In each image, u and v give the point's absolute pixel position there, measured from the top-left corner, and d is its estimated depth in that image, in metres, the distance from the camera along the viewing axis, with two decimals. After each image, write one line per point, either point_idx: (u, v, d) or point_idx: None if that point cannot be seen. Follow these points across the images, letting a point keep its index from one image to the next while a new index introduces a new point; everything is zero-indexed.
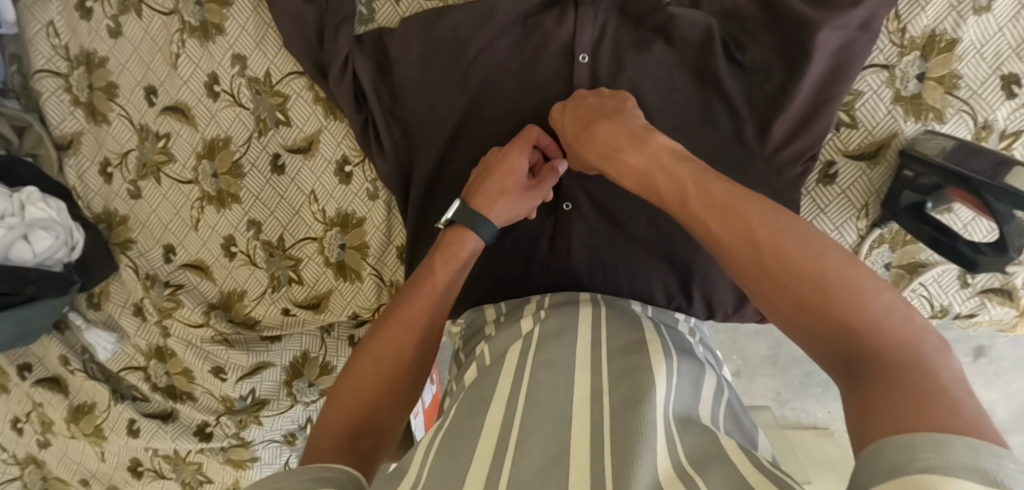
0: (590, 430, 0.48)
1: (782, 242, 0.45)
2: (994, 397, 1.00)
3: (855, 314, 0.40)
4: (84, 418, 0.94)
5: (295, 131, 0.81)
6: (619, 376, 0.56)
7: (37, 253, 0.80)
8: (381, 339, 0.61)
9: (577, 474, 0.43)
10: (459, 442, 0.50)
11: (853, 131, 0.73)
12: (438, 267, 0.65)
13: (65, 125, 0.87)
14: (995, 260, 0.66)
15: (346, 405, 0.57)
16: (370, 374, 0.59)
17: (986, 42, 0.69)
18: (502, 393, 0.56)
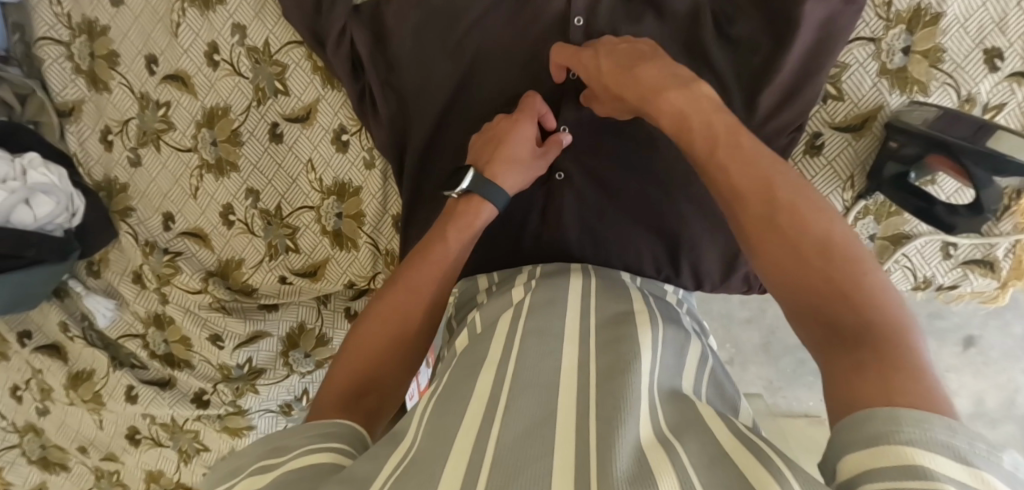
0: (577, 394, 0.50)
1: (789, 211, 0.47)
2: (979, 377, 1.02)
3: (844, 283, 0.43)
4: (84, 384, 0.95)
5: (293, 100, 0.82)
6: (606, 344, 0.57)
7: (38, 217, 0.82)
8: (393, 302, 0.63)
9: (562, 430, 0.45)
10: (449, 407, 0.52)
11: (839, 103, 0.75)
12: (451, 235, 0.66)
13: (66, 93, 0.88)
14: (970, 221, 0.69)
15: (353, 364, 0.60)
16: (379, 334, 0.61)
17: (970, 16, 0.71)
18: (493, 359, 0.57)
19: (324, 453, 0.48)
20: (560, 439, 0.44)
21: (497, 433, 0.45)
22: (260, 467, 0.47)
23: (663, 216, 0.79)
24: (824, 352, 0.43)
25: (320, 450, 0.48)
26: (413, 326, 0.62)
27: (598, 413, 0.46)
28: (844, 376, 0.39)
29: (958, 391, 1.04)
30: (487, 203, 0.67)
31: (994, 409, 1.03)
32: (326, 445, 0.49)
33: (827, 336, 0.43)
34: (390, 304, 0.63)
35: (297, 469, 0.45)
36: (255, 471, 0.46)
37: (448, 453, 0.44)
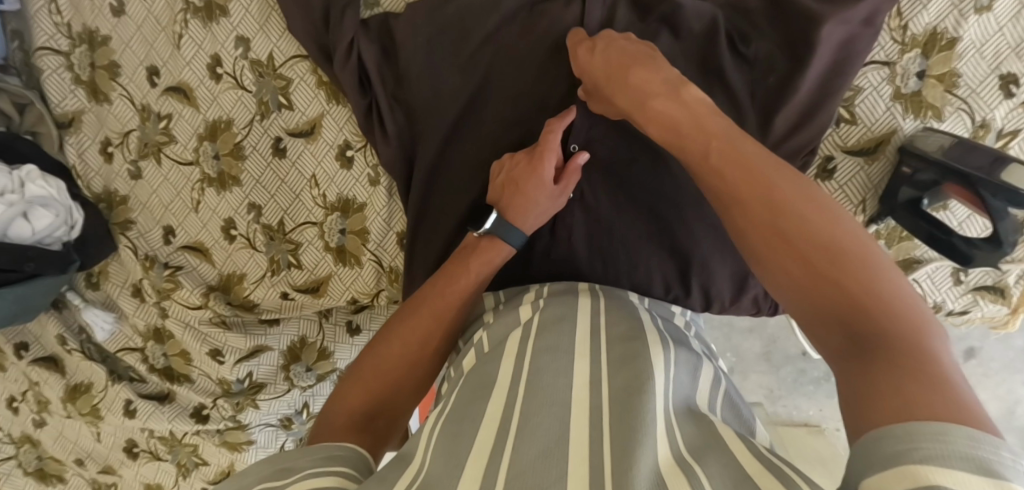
0: (590, 415, 0.49)
1: (803, 215, 0.45)
2: (982, 394, 1.02)
3: (865, 295, 0.41)
4: (81, 398, 0.94)
5: (297, 115, 0.81)
6: (619, 363, 0.56)
7: (36, 231, 0.80)
8: (409, 327, 0.63)
9: (576, 458, 0.44)
10: (458, 429, 0.51)
11: (852, 127, 0.74)
12: (472, 269, 0.66)
13: (66, 104, 0.87)
14: (989, 255, 0.66)
15: (366, 383, 0.61)
16: (393, 356, 0.62)
17: (986, 41, 0.70)
18: (502, 380, 0.56)
19: (329, 475, 0.46)
20: (575, 470, 0.42)
21: (508, 462, 0.44)
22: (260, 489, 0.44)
23: (671, 240, 0.78)
24: (843, 366, 0.40)
25: (325, 474, 0.46)
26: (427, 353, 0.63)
27: (614, 439, 0.45)
28: (862, 393, 0.37)
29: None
30: (506, 244, 0.68)
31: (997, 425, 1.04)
32: (331, 469, 0.47)
33: (846, 351, 0.40)
34: (406, 327, 0.63)
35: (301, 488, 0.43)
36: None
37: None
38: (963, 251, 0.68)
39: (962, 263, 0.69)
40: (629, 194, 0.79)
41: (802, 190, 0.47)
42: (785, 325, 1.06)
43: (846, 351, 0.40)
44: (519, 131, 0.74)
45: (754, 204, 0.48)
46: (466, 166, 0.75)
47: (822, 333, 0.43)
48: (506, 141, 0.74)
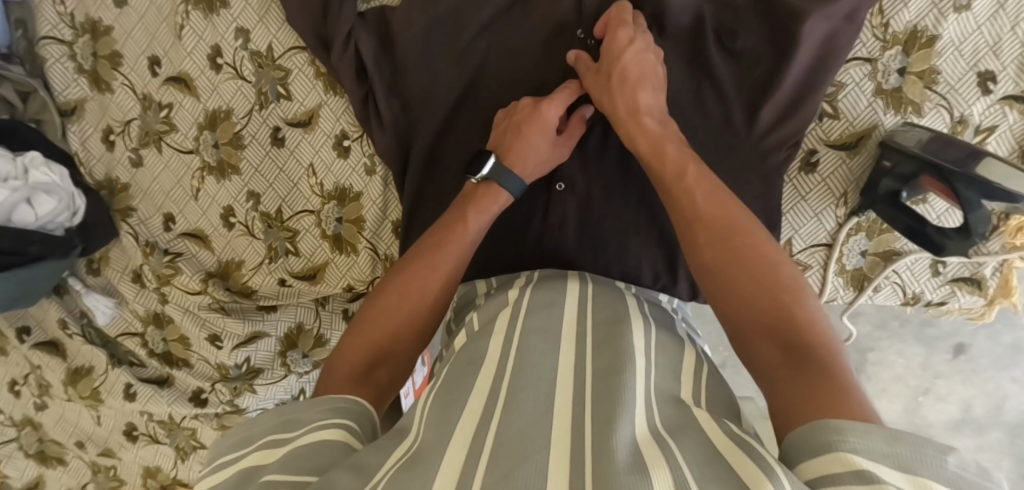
0: (575, 392, 0.51)
1: (740, 242, 0.56)
2: (967, 385, 1.04)
3: (785, 308, 0.52)
4: (82, 381, 0.96)
5: (295, 105, 0.83)
6: (603, 343, 0.59)
7: (39, 216, 0.82)
8: (409, 279, 0.65)
9: (559, 427, 0.46)
10: (448, 405, 0.52)
11: (835, 121, 0.76)
12: (470, 218, 0.68)
13: (68, 92, 0.88)
14: (959, 244, 0.70)
15: (365, 336, 0.63)
16: (392, 308, 0.64)
17: (965, 39, 0.72)
18: (491, 359, 0.58)
19: (335, 429, 0.50)
20: (557, 439, 0.45)
21: (496, 431, 0.46)
22: (272, 440, 0.50)
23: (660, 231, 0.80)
24: (771, 367, 0.50)
25: (332, 426, 0.51)
26: (424, 305, 0.65)
27: (594, 412, 0.48)
28: (795, 388, 0.47)
29: (946, 397, 1.06)
30: (502, 190, 0.69)
31: (981, 416, 1.05)
32: (337, 422, 0.52)
33: (780, 362, 0.50)
34: (404, 278, 0.66)
35: (309, 444, 0.48)
36: (268, 444, 0.49)
37: (446, 452, 0.45)
38: (936, 241, 0.72)
39: (935, 252, 0.72)
40: (619, 185, 0.81)
41: (732, 216, 0.58)
42: None
43: (778, 355, 0.50)
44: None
45: (694, 230, 0.59)
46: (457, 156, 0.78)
47: (756, 342, 0.52)
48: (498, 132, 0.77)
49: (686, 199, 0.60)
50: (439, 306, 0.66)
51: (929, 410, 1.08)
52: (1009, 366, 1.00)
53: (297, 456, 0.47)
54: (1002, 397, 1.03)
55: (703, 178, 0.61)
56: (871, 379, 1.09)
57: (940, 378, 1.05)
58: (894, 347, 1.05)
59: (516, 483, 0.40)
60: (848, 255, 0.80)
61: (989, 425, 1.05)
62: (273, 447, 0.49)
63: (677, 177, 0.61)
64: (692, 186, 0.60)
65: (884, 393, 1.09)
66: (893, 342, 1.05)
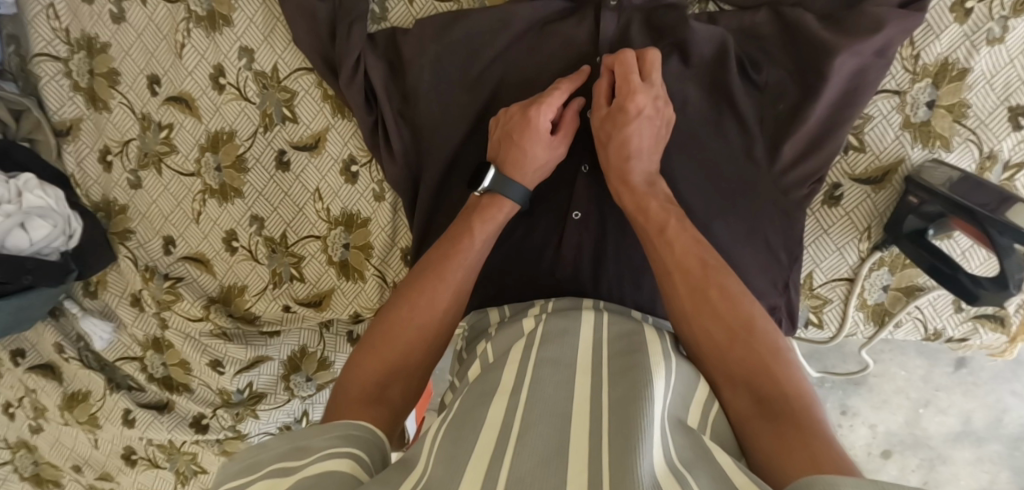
0: (592, 425, 0.49)
1: (713, 292, 0.58)
2: (968, 397, 1.01)
3: (760, 362, 0.54)
4: (79, 406, 0.93)
5: (301, 128, 0.80)
6: (619, 371, 0.55)
7: (34, 241, 0.79)
8: (418, 290, 0.62)
9: (574, 467, 0.44)
10: (461, 433, 0.50)
11: (860, 155, 0.74)
12: (476, 228, 0.65)
13: (64, 111, 0.85)
14: (995, 295, 0.67)
15: (375, 353, 0.59)
16: (404, 321, 0.60)
17: (997, 72, 0.70)
18: (504, 388, 0.55)
19: (347, 461, 0.46)
20: (573, 480, 0.43)
21: (508, 471, 0.44)
22: (276, 469, 0.45)
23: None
24: (749, 420, 0.52)
25: (343, 458, 0.46)
26: (437, 317, 0.61)
27: (612, 444, 0.45)
28: (771, 444, 0.49)
29: (947, 409, 1.02)
30: (508, 199, 0.67)
31: (981, 429, 1.02)
32: (348, 452, 0.47)
33: (756, 414, 0.52)
34: (412, 290, 0.62)
35: (319, 477, 0.43)
36: (273, 473, 0.44)
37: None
38: (970, 289, 0.69)
39: (968, 300, 0.69)
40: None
41: (706, 266, 0.60)
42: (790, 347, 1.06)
43: (752, 409, 0.53)
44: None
45: (668, 282, 0.61)
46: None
47: (732, 394, 0.55)
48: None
49: (664, 251, 0.62)
50: (453, 316, 0.63)
51: (935, 428, 1.04)
52: (1010, 378, 0.99)
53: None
54: (1002, 410, 1.00)
55: (683, 231, 0.62)
56: (872, 391, 1.05)
57: (941, 391, 1.02)
58: (897, 359, 1.03)
59: None
60: (869, 289, 0.78)
61: (989, 437, 1.02)
62: (278, 478, 0.44)
63: (659, 232, 0.62)
64: (670, 238, 0.62)
65: (886, 405, 1.05)
66: (896, 354, 1.03)
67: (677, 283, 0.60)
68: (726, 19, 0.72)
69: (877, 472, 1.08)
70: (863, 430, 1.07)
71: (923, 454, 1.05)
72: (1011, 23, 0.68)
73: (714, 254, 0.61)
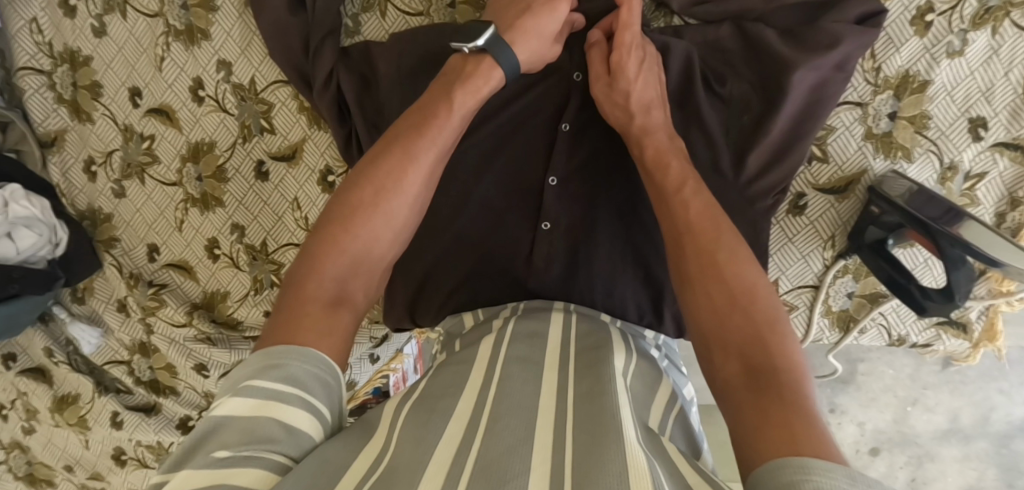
0: (555, 416, 0.50)
1: (723, 257, 0.51)
2: (955, 396, 1.01)
3: (756, 331, 0.46)
4: (69, 409, 0.96)
5: (279, 139, 0.81)
6: (585, 367, 0.58)
7: (21, 249, 0.81)
8: (385, 171, 0.57)
9: (539, 452, 0.45)
10: (428, 417, 0.51)
11: (823, 165, 0.75)
12: (456, 99, 0.62)
13: (49, 123, 0.87)
14: (942, 306, 0.69)
15: (332, 236, 0.54)
16: (356, 225, 0.55)
17: (957, 84, 0.71)
18: (473, 382, 0.57)
19: (310, 420, 0.44)
20: (538, 465, 0.43)
21: (477, 451, 0.45)
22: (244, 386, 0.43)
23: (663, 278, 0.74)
24: (735, 395, 0.44)
25: (309, 414, 0.44)
26: (391, 230, 0.57)
27: (575, 433, 0.47)
28: (749, 416, 0.41)
29: (934, 408, 1.02)
30: (496, 67, 0.65)
31: (968, 426, 1.02)
32: (317, 407, 0.45)
33: (743, 387, 0.44)
34: (370, 183, 0.57)
35: (278, 431, 0.42)
36: (239, 393, 0.42)
37: (428, 459, 0.44)
38: (918, 300, 0.70)
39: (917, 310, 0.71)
40: (610, 217, 0.75)
41: (718, 226, 0.53)
42: None
43: (744, 375, 0.44)
44: (507, 168, 0.78)
45: (677, 241, 0.54)
46: (449, 200, 0.79)
47: (724, 358, 0.46)
48: (486, 173, 0.79)
49: (679, 211, 0.56)
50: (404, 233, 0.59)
51: (917, 419, 1.04)
52: (997, 377, 0.99)
53: (259, 445, 0.40)
54: (990, 408, 1.00)
55: (699, 194, 0.57)
56: (860, 390, 1.05)
57: (929, 389, 1.02)
58: (885, 358, 1.02)
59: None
60: (834, 296, 0.80)
61: (977, 436, 1.02)
62: (243, 403, 0.42)
63: (676, 190, 0.58)
64: (687, 198, 0.57)
65: (872, 404, 1.05)
66: (884, 353, 1.02)
67: (693, 245, 0.53)
68: (691, 33, 0.74)
69: (862, 468, 1.09)
70: (850, 428, 1.08)
71: (911, 451, 1.06)
72: (971, 36, 0.69)
73: (728, 220, 0.54)
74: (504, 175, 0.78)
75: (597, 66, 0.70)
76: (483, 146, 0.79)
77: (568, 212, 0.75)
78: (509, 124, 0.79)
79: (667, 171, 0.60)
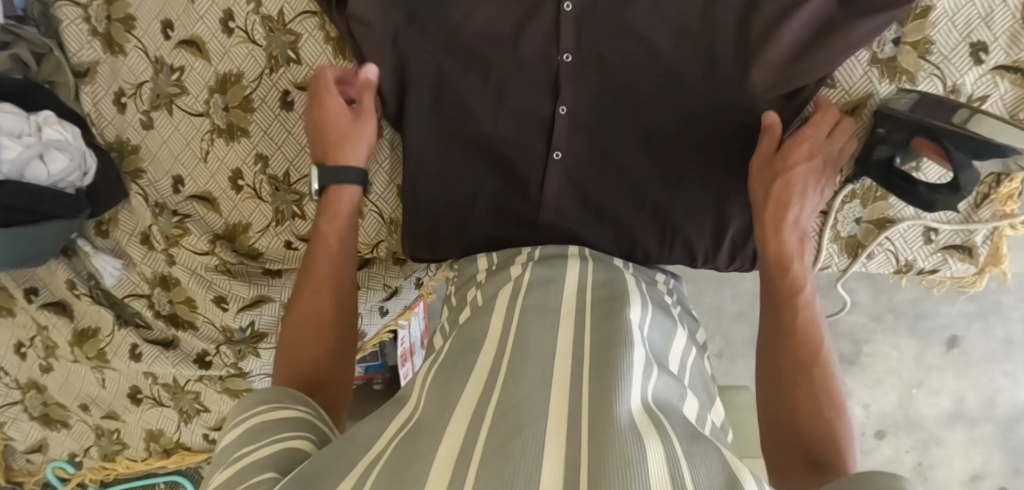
0: (572, 371, 0.51)
1: (805, 337, 0.63)
2: (960, 378, 1.13)
3: (804, 363, 0.62)
4: (89, 341, 0.98)
5: (305, 69, 0.83)
6: (600, 316, 0.60)
7: (52, 174, 0.83)
8: (304, 321, 0.75)
9: (559, 394, 0.47)
10: (448, 386, 0.54)
11: (831, 90, 0.78)
12: (328, 233, 0.78)
13: (82, 54, 0.89)
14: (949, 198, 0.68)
15: (287, 369, 0.72)
16: (300, 326, 0.74)
17: (958, 10, 0.74)
18: (493, 338, 0.60)
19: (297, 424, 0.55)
20: (554, 411, 0.45)
21: (494, 405, 0.47)
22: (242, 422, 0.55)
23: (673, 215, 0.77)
24: (775, 408, 0.62)
25: (295, 423, 0.55)
26: (325, 349, 0.73)
27: (593, 376, 0.49)
28: (789, 442, 0.60)
29: (940, 390, 1.14)
30: (347, 185, 0.78)
31: (973, 409, 1.13)
32: (299, 420, 0.56)
33: (804, 411, 0.60)
34: (302, 326, 0.74)
35: (275, 429, 0.53)
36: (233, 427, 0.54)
37: (450, 420, 0.48)
38: (926, 198, 0.69)
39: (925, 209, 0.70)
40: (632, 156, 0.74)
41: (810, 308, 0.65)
42: None
43: (790, 414, 0.61)
44: (503, 96, 0.75)
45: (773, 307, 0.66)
46: (456, 135, 0.78)
47: (774, 399, 0.63)
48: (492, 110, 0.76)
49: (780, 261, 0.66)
50: (342, 344, 0.75)
51: (923, 402, 1.15)
52: (1003, 360, 1.11)
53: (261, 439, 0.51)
54: (994, 391, 1.12)
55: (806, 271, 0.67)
56: (863, 371, 1.17)
57: (935, 371, 1.14)
58: (889, 339, 1.15)
59: (514, 445, 0.41)
60: (843, 222, 0.82)
61: (983, 419, 1.13)
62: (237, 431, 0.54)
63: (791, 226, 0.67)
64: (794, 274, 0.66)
65: (879, 383, 1.16)
66: (888, 335, 1.15)
67: (791, 337, 0.63)
68: None
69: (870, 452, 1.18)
70: (856, 410, 1.18)
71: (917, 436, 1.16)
72: None
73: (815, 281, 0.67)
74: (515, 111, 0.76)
75: (769, 145, 0.68)
76: (478, 90, 0.76)
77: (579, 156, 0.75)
78: (502, 54, 0.74)
79: (780, 232, 0.67)
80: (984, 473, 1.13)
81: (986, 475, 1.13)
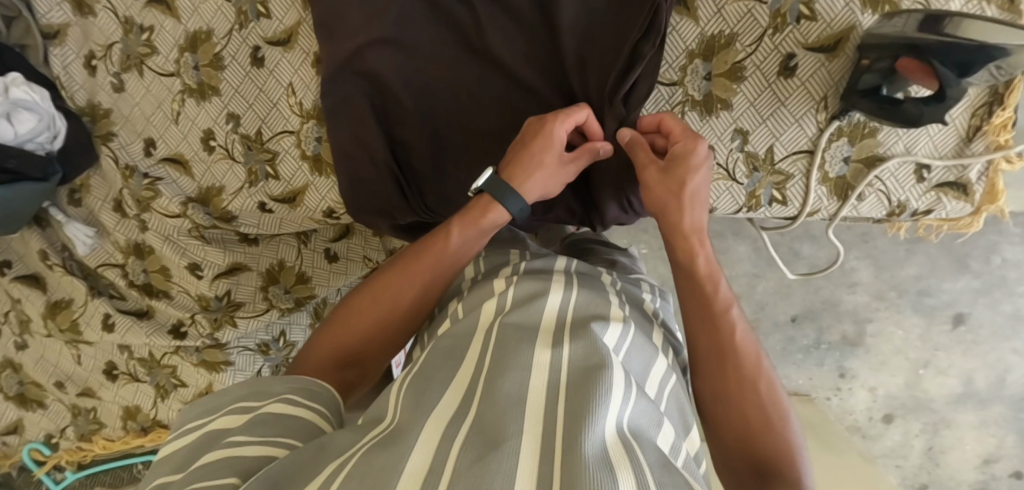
0: (545, 420, 0.40)
1: (746, 399, 0.58)
2: (968, 357, 1.07)
3: (756, 421, 0.58)
4: (62, 313, 0.96)
5: (275, 23, 0.80)
6: (579, 332, 0.49)
7: (19, 133, 0.83)
8: (378, 288, 0.65)
9: (531, 445, 0.38)
10: (419, 397, 0.45)
11: (811, 23, 0.72)
12: (453, 228, 0.65)
13: (51, 16, 0.88)
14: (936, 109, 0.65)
15: (331, 336, 0.63)
16: (378, 298, 0.64)
17: None
18: (472, 353, 0.49)
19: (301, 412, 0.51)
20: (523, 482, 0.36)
21: (455, 457, 0.38)
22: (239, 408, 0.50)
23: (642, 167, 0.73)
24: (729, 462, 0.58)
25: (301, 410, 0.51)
26: (371, 327, 0.63)
27: (569, 398, 0.42)
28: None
29: (948, 371, 1.09)
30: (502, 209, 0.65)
31: (984, 390, 1.08)
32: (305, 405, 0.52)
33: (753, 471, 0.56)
34: (369, 299, 0.64)
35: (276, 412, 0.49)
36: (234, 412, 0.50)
37: (421, 432, 0.40)
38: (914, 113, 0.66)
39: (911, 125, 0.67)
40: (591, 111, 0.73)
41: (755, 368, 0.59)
42: (773, 292, 1.13)
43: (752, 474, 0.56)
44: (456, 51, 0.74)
45: (714, 404, 0.60)
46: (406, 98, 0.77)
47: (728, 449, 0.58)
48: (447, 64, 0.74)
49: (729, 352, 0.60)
50: (396, 336, 0.63)
51: (930, 383, 1.10)
52: (1010, 337, 1.05)
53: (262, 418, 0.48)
54: (1004, 370, 1.06)
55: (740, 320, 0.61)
56: (869, 352, 1.12)
57: (941, 351, 1.08)
58: (893, 317, 1.08)
59: None
60: (831, 162, 0.78)
61: (993, 399, 1.08)
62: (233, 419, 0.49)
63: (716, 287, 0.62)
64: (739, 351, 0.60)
65: (885, 365, 1.11)
66: (891, 313, 1.08)
67: (734, 389, 0.59)
68: None
69: (877, 435, 1.16)
70: (863, 394, 1.15)
71: (927, 418, 1.12)
72: None
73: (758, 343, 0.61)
74: (482, 67, 0.74)
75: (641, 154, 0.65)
76: (442, 58, 0.74)
77: (541, 184, 0.66)
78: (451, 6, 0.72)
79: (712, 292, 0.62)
80: (996, 456, 1.11)
81: (1001, 458, 1.11)
